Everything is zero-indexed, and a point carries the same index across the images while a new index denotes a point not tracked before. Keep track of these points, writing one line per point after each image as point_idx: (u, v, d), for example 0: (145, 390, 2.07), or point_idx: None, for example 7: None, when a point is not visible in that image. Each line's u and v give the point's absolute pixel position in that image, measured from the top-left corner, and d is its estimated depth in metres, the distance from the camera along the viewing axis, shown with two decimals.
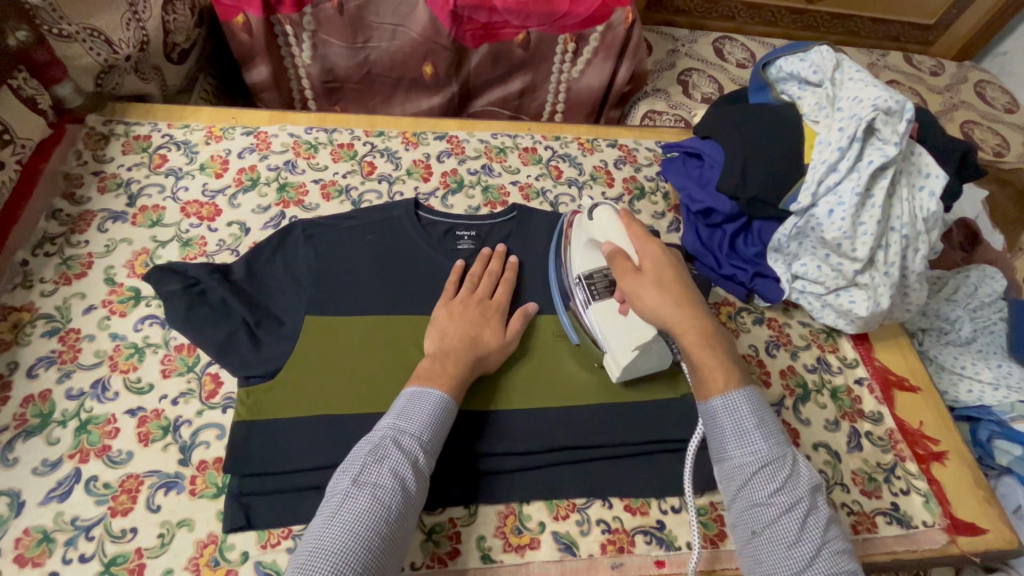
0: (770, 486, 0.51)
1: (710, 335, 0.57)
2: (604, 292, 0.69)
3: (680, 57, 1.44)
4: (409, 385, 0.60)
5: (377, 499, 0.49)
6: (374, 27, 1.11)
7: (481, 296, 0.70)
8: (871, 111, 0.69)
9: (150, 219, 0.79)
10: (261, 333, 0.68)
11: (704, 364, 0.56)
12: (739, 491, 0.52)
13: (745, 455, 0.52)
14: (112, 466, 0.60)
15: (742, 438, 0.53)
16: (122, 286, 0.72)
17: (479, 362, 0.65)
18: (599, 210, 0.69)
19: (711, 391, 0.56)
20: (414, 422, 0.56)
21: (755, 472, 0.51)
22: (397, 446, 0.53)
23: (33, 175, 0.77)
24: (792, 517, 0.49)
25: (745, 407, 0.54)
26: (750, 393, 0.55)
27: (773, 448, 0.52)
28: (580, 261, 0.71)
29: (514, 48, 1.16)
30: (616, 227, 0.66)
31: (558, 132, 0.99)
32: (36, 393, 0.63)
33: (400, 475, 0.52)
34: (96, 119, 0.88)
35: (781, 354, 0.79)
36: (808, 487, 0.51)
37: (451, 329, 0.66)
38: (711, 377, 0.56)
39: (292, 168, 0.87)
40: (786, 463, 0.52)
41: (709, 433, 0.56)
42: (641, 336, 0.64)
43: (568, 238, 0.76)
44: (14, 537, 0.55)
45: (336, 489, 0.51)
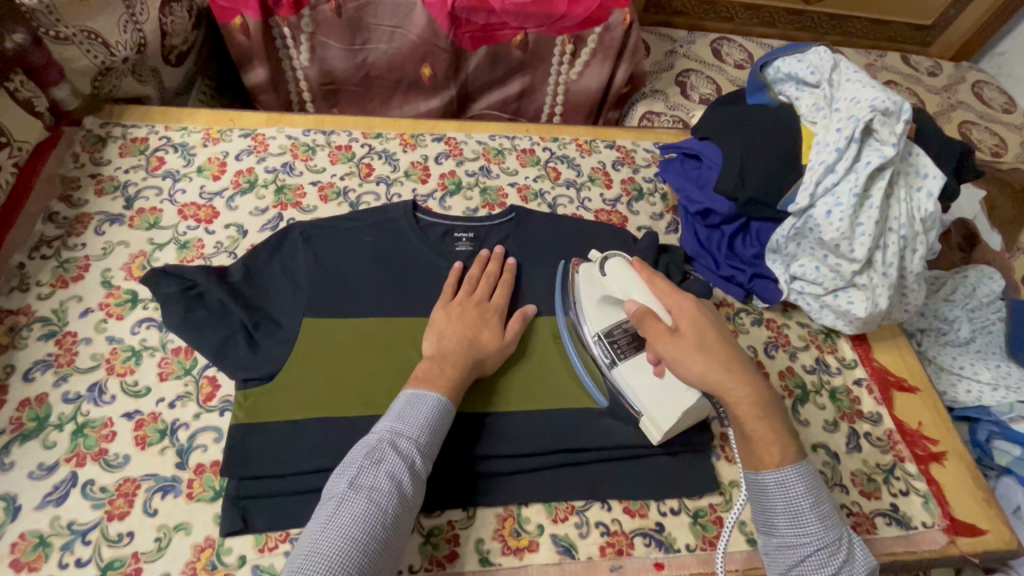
0: (824, 572, 0.50)
1: (764, 403, 0.54)
2: (628, 350, 0.67)
3: (678, 58, 1.44)
4: (406, 387, 0.60)
5: (374, 504, 0.49)
6: (372, 29, 1.11)
7: (480, 297, 0.70)
8: (868, 112, 0.69)
9: (147, 222, 0.79)
10: (259, 336, 0.68)
11: (758, 437, 0.53)
12: (789, 571, 0.52)
13: (797, 537, 0.51)
14: (109, 470, 0.59)
15: (797, 520, 0.51)
16: (119, 288, 0.72)
17: (477, 364, 0.65)
18: (611, 263, 0.68)
19: (766, 465, 0.53)
20: (412, 426, 0.55)
21: (807, 556, 0.51)
22: (394, 450, 0.53)
23: (30, 177, 0.77)
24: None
25: (801, 487, 0.52)
26: (807, 471, 0.53)
27: (827, 533, 0.51)
28: (598, 317, 0.69)
29: (512, 50, 1.16)
30: (638, 285, 0.63)
31: (556, 134, 0.99)
32: (33, 396, 0.63)
33: (397, 479, 0.51)
34: (93, 122, 0.88)
35: (780, 355, 0.79)
36: (860, 573, 0.51)
37: (449, 331, 0.66)
38: (766, 451, 0.53)
39: (290, 170, 0.87)
40: (840, 547, 0.51)
41: (757, 504, 0.54)
42: (685, 398, 0.61)
43: (572, 291, 0.73)
44: (10, 541, 0.55)
45: (333, 493, 0.51)
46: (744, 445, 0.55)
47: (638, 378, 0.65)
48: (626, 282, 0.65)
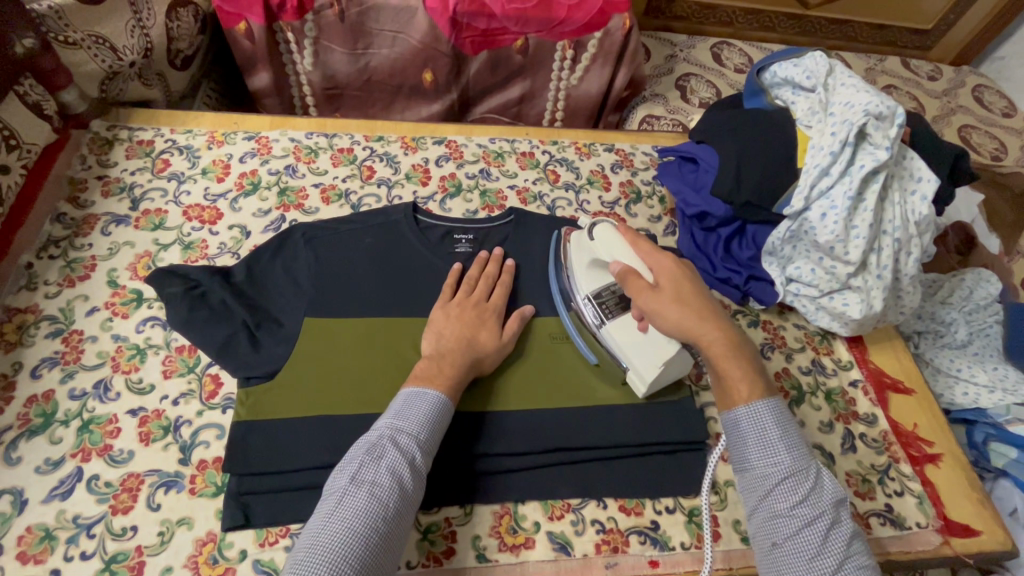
0: (793, 497, 0.51)
1: (735, 346, 0.58)
2: (616, 310, 0.70)
3: (678, 62, 1.45)
4: (406, 385, 0.60)
5: (374, 497, 0.50)
6: (375, 34, 1.13)
7: (477, 299, 0.71)
8: (862, 116, 0.70)
9: (152, 223, 0.80)
10: (261, 335, 0.69)
11: (731, 377, 0.57)
12: (762, 501, 0.52)
13: (768, 466, 0.53)
14: (113, 465, 0.61)
15: (765, 449, 0.53)
16: (125, 288, 0.73)
17: (475, 363, 0.66)
18: (600, 229, 0.72)
19: (739, 403, 0.56)
20: (411, 422, 0.56)
21: (778, 483, 0.52)
22: (394, 446, 0.54)
23: (39, 179, 0.79)
24: (814, 528, 0.49)
25: (768, 418, 0.54)
26: (776, 405, 0.56)
27: (796, 460, 0.53)
28: (587, 281, 0.72)
29: (513, 54, 1.18)
30: (621, 245, 0.68)
31: (555, 137, 1.01)
32: (40, 393, 0.64)
33: (398, 474, 0.52)
34: (101, 125, 0.90)
35: (776, 356, 0.80)
36: (830, 500, 0.51)
37: (448, 330, 0.67)
38: (735, 389, 0.57)
39: (293, 172, 0.88)
40: (810, 476, 0.52)
41: (732, 443, 0.56)
42: (665, 351, 0.64)
43: (565, 257, 0.77)
44: (17, 534, 0.56)
45: (335, 487, 0.52)
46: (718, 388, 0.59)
47: (625, 335, 0.68)
48: (611, 245, 0.69)
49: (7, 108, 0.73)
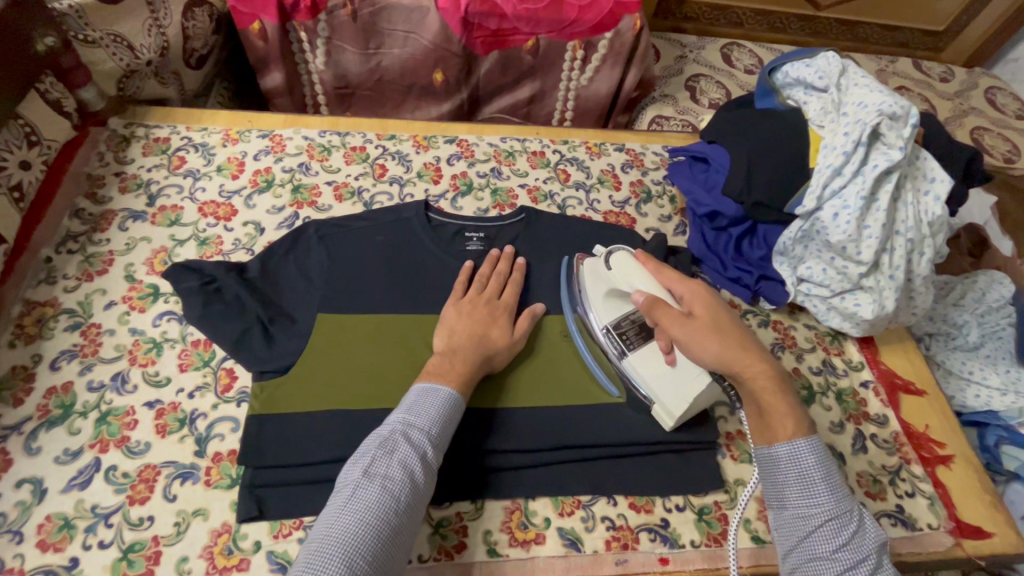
0: (834, 542, 0.50)
1: (780, 379, 0.56)
2: (637, 341, 0.69)
3: (688, 63, 1.45)
4: (418, 380, 0.61)
5: (387, 491, 0.51)
6: (387, 34, 1.14)
7: (490, 296, 0.72)
8: (876, 116, 0.70)
9: (169, 219, 0.81)
10: (274, 330, 0.70)
11: (775, 411, 0.54)
12: (800, 542, 0.52)
13: (808, 508, 0.52)
14: (131, 456, 0.62)
15: (806, 490, 0.52)
16: (142, 282, 0.74)
17: (487, 359, 0.66)
18: (615, 257, 0.70)
19: (783, 439, 0.54)
20: (424, 417, 0.57)
21: (817, 526, 0.51)
22: (406, 440, 0.54)
23: (58, 175, 0.80)
24: (855, 574, 0.49)
25: (812, 458, 0.53)
26: (818, 445, 0.54)
27: (837, 503, 0.51)
28: (606, 311, 0.71)
29: (524, 54, 1.18)
30: (644, 276, 0.66)
31: (565, 137, 1.01)
32: (59, 384, 0.65)
33: (410, 468, 0.53)
34: (118, 122, 0.91)
35: (787, 356, 0.80)
36: (872, 545, 0.50)
37: (460, 327, 0.67)
38: (780, 425, 0.54)
39: (306, 170, 0.89)
40: (852, 520, 0.51)
41: (769, 480, 0.55)
42: (694, 386, 0.63)
43: (579, 285, 0.75)
44: (37, 522, 0.57)
45: (347, 479, 0.52)
46: (759, 424, 0.56)
47: (650, 369, 0.66)
48: (630, 274, 0.67)
49: (29, 105, 0.75)
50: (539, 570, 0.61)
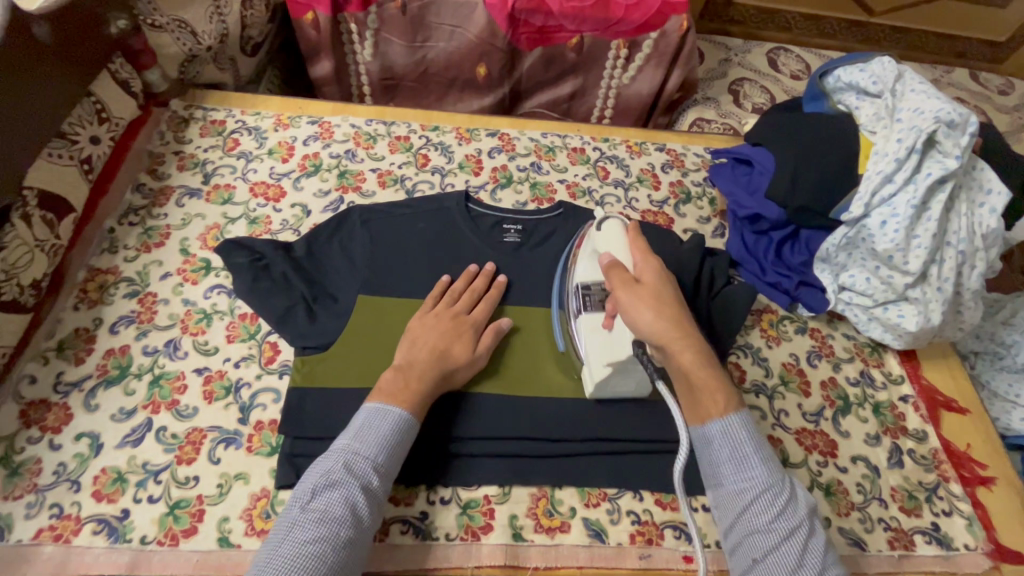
0: (769, 511, 0.51)
1: (710, 358, 0.57)
2: (596, 305, 0.67)
3: (732, 66, 1.43)
4: (370, 401, 0.60)
5: (325, 525, 0.50)
6: (433, 28, 1.16)
7: (458, 310, 0.70)
8: (932, 123, 0.68)
9: (222, 197, 0.85)
10: (317, 308, 0.73)
11: (704, 386, 0.56)
12: (738, 517, 0.53)
13: (742, 481, 0.53)
14: (180, 419, 0.65)
15: (740, 464, 0.54)
16: (195, 256, 0.78)
17: (445, 374, 0.64)
18: (608, 222, 0.69)
19: (712, 414, 0.56)
20: (370, 443, 0.56)
21: (753, 499, 0.52)
22: (350, 470, 0.54)
23: (123, 151, 0.84)
24: (793, 540, 0.50)
25: (741, 431, 0.55)
26: (748, 418, 0.56)
27: (770, 474, 0.53)
28: (584, 269, 0.70)
29: (568, 51, 1.19)
30: (621, 242, 0.66)
31: (606, 134, 1.01)
32: (117, 346, 0.69)
33: (351, 499, 0.53)
34: (179, 104, 0.95)
35: (823, 365, 0.78)
36: (805, 510, 0.52)
37: (423, 339, 0.66)
38: (713, 401, 0.56)
39: (352, 156, 0.92)
40: (785, 489, 0.53)
41: (704, 459, 0.57)
42: (616, 354, 0.62)
43: (575, 248, 0.74)
44: (92, 474, 0.61)
45: (290, 511, 0.52)
46: (690, 398, 0.58)
47: (591, 330, 0.65)
48: (611, 242, 0.66)
49: (100, 83, 0.80)
50: (563, 558, 0.61)
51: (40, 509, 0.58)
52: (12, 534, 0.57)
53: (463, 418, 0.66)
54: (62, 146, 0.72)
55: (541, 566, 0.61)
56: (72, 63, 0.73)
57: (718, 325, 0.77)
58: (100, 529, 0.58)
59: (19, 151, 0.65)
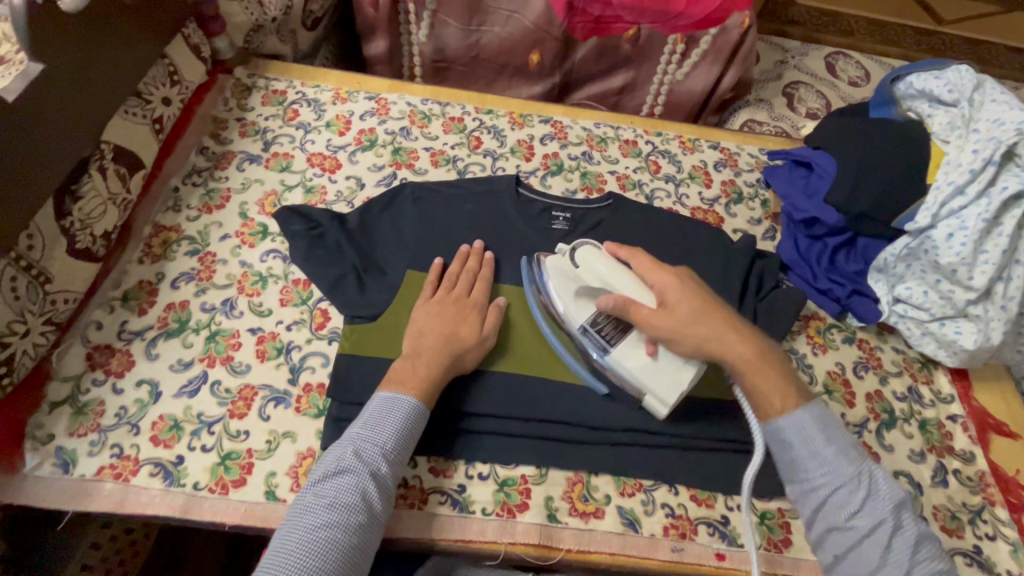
0: (849, 508, 0.55)
1: (768, 349, 0.61)
2: (615, 335, 0.66)
3: (789, 68, 1.39)
4: (380, 390, 0.60)
5: (335, 509, 0.52)
6: (491, 12, 1.16)
7: (459, 295, 0.70)
8: (1014, 135, 0.67)
9: (280, 165, 0.87)
10: (367, 279, 0.75)
11: (767, 387, 0.59)
12: (817, 511, 0.57)
13: (819, 479, 0.56)
14: (233, 374, 0.67)
15: (816, 463, 0.57)
16: (253, 221, 0.80)
17: (455, 357, 0.64)
18: (580, 254, 0.67)
19: (777, 413, 0.59)
20: (379, 430, 0.57)
21: (829, 496, 0.56)
22: (359, 457, 0.55)
23: (189, 115, 0.87)
24: (873, 537, 0.54)
25: (812, 427, 0.58)
26: (818, 408, 0.59)
27: (846, 470, 0.56)
28: (578, 310, 0.68)
29: (622, 43, 1.18)
30: (611, 267, 0.65)
31: (660, 128, 1.00)
32: (176, 301, 0.72)
33: (361, 486, 0.54)
34: (242, 72, 0.97)
35: (870, 377, 0.77)
36: (886, 504, 0.55)
37: (429, 327, 0.66)
38: (782, 397, 0.59)
39: (407, 134, 0.93)
40: (862, 484, 0.56)
41: (779, 455, 0.60)
42: (686, 372, 0.62)
43: (542, 286, 0.71)
44: (151, 420, 0.63)
45: (303, 496, 0.54)
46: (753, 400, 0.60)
47: (635, 363, 0.64)
48: (600, 268, 0.65)
49: (174, 48, 0.82)
50: (596, 543, 0.62)
51: (102, 447, 0.62)
52: (77, 469, 0.60)
53: (505, 398, 0.67)
54: (137, 105, 0.75)
55: (574, 548, 0.62)
56: (152, 24, 0.76)
57: (763, 328, 0.76)
58: (156, 471, 0.61)
59: (100, 106, 0.68)
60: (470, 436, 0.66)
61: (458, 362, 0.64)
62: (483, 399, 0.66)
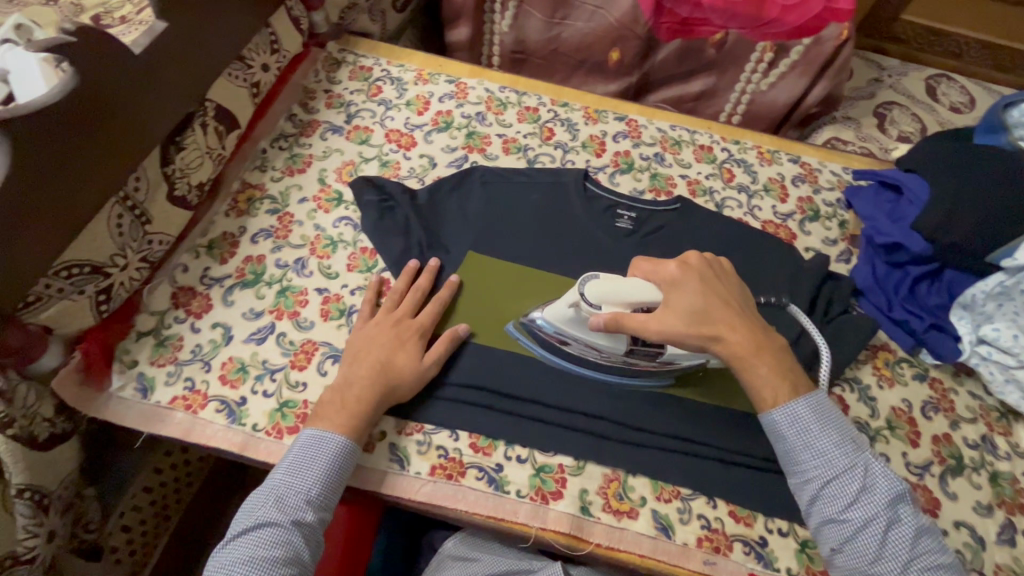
0: (843, 502, 0.56)
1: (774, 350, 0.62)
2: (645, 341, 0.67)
3: (882, 88, 1.32)
4: (306, 431, 0.60)
5: (256, 566, 0.52)
6: (576, 7, 1.16)
7: (399, 317, 0.69)
8: None
9: (360, 137, 0.90)
10: (429, 256, 0.77)
11: (761, 377, 0.60)
12: (812, 505, 0.58)
13: (815, 470, 0.58)
14: (298, 329, 0.71)
15: (813, 453, 0.58)
16: (330, 187, 0.84)
17: (388, 390, 0.63)
18: (589, 293, 0.63)
19: (772, 402, 0.60)
20: (300, 477, 0.57)
21: (824, 487, 0.57)
22: (280, 507, 0.56)
23: (282, 83, 0.92)
24: (869, 530, 0.55)
25: (806, 415, 0.59)
26: (818, 398, 0.60)
27: (843, 459, 0.57)
28: (611, 341, 0.66)
29: (707, 47, 1.15)
30: (623, 286, 0.62)
31: (738, 137, 0.97)
32: (254, 255, 0.76)
33: (281, 538, 0.54)
34: (334, 47, 1.02)
35: (939, 419, 0.72)
36: (881, 494, 0.56)
37: (364, 353, 0.65)
38: (776, 390, 0.60)
39: (482, 119, 0.95)
40: (856, 477, 0.57)
41: (777, 446, 0.61)
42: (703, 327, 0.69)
43: (544, 337, 0.70)
44: (221, 361, 0.68)
45: (227, 552, 0.55)
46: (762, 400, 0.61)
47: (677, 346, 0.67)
48: (615, 292, 0.62)
49: (278, 17, 0.87)
50: (626, 542, 0.62)
51: (177, 379, 0.67)
52: (154, 395, 0.66)
53: (551, 387, 0.68)
54: (240, 69, 0.80)
55: (604, 544, 0.62)
56: None
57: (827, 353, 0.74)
58: (221, 408, 0.65)
59: (209, 67, 0.73)
60: (517, 420, 0.67)
61: (390, 394, 0.63)
62: (530, 389, 0.68)
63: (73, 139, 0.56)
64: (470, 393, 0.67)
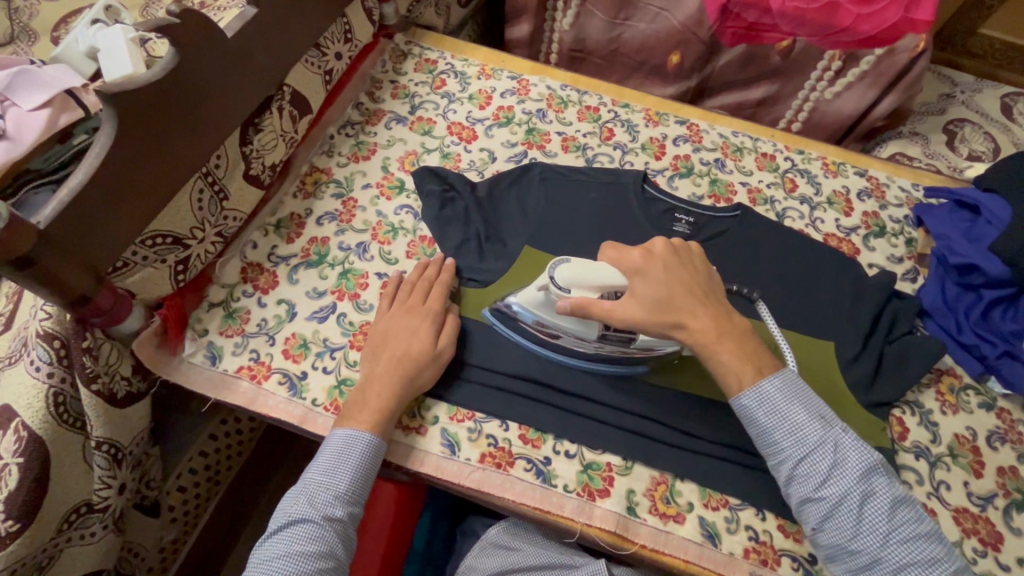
0: (818, 481, 0.56)
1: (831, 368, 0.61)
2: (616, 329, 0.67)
3: (954, 103, 1.26)
4: (334, 429, 0.62)
5: (294, 561, 0.54)
6: (639, 8, 1.15)
7: (414, 307, 0.69)
8: None
9: (423, 129, 0.92)
10: (487, 248, 0.79)
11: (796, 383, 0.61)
12: (789, 485, 0.58)
13: (787, 450, 0.58)
14: (358, 311, 0.73)
15: (785, 434, 0.58)
16: (393, 175, 0.86)
17: (408, 379, 0.64)
18: (560, 276, 0.63)
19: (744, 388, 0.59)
20: (331, 473, 0.59)
21: (798, 466, 0.57)
22: (312, 504, 0.57)
23: (352, 72, 0.95)
24: (845, 508, 0.55)
25: (773, 394, 0.58)
26: (784, 374, 0.60)
27: (812, 436, 0.57)
28: (587, 329, 0.67)
29: (773, 54, 1.12)
30: (593, 269, 0.62)
31: (802, 146, 0.95)
32: (319, 236, 0.79)
33: (313, 534, 0.56)
34: (401, 39, 1.03)
35: (1006, 451, 0.69)
36: (851, 467, 0.55)
37: (386, 349, 0.66)
38: (740, 375, 0.59)
39: (543, 116, 0.95)
40: (827, 453, 0.56)
41: (749, 429, 0.61)
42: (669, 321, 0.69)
43: (525, 326, 0.70)
44: (285, 336, 0.71)
45: (266, 549, 0.57)
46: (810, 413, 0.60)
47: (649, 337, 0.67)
48: (586, 275, 0.62)
49: (353, 9, 0.90)
50: (672, 545, 0.61)
51: (243, 350, 0.70)
52: (222, 363, 0.69)
53: (603, 386, 0.69)
54: (316, 57, 0.83)
55: (649, 546, 0.61)
56: None
57: (887, 373, 0.72)
58: (284, 381, 0.68)
59: (291, 53, 0.76)
60: (567, 416, 0.67)
61: (412, 383, 0.65)
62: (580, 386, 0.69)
63: (168, 115, 0.60)
64: (524, 386, 0.68)
